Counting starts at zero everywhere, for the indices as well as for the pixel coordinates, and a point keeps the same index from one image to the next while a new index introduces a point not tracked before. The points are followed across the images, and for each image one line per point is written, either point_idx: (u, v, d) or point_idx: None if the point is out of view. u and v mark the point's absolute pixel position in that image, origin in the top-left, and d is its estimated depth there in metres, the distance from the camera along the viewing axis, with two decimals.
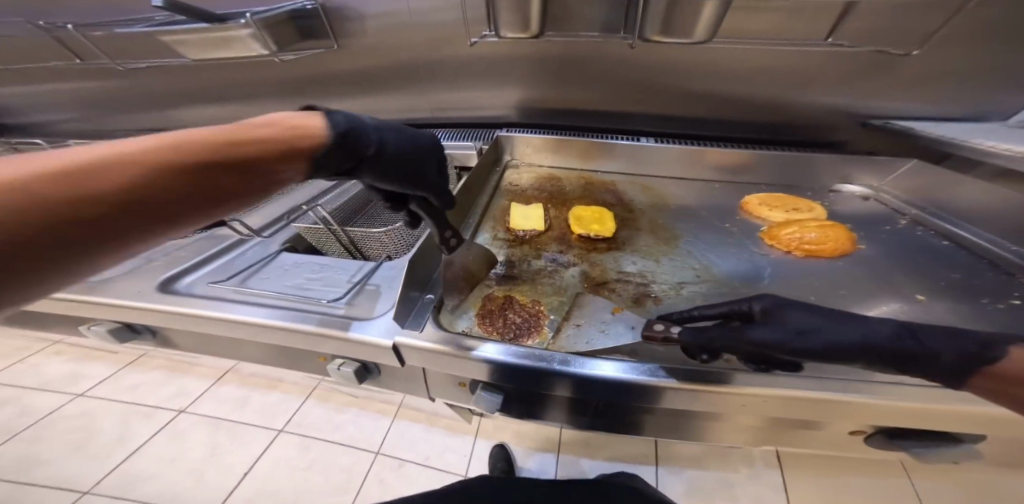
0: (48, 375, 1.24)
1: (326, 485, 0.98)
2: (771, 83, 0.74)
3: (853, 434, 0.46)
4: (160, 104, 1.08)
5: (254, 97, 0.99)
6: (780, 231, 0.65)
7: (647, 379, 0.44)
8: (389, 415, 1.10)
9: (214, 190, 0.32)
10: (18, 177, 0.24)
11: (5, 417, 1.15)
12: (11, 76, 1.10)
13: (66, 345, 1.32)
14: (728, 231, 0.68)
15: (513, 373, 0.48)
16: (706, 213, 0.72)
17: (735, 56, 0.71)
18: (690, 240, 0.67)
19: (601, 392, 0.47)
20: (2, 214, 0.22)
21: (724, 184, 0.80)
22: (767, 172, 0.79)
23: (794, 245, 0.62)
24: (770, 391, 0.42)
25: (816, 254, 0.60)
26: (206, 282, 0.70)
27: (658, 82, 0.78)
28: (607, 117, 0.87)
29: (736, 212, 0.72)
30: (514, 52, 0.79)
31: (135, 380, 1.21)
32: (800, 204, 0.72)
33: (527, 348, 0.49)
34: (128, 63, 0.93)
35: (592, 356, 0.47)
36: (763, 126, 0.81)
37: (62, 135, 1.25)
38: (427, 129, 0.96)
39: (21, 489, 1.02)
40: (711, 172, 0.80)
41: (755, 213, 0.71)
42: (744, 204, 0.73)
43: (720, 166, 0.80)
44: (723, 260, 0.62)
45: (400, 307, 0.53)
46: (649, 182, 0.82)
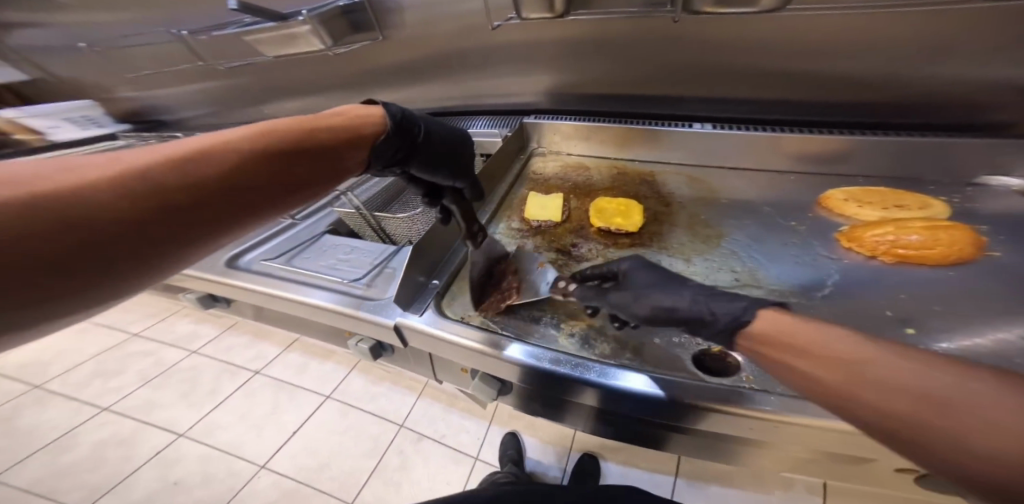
0: (176, 333, 1.56)
1: (358, 451, 1.14)
2: (847, 56, 0.61)
3: (903, 472, 0.41)
4: (250, 101, 1.23)
5: (314, 90, 1.08)
6: (865, 232, 0.54)
7: (679, 395, 0.43)
8: (415, 392, 1.26)
9: (290, 175, 0.38)
10: (156, 161, 0.29)
11: (147, 364, 1.45)
12: (143, 83, 1.34)
13: (190, 308, 1.66)
14: (793, 230, 0.59)
15: (544, 377, 0.49)
16: (768, 208, 0.63)
17: (801, 25, 0.60)
18: (738, 238, 0.59)
19: (624, 403, 0.47)
20: (143, 189, 0.28)
21: (802, 175, 0.69)
22: (869, 161, 0.65)
23: (882, 249, 0.51)
24: (821, 423, 0.38)
25: (913, 261, 0.49)
26: (260, 259, 0.78)
27: (708, 61, 0.69)
28: (649, 102, 0.80)
29: (812, 208, 0.62)
30: (545, 35, 0.76)
31: (231, 342, 1.51)
32: (906, 201, 0.59)
33: (552, 352, 0.50)
34: (227, 63, 1.06)
35: (619, 366, 0.47)
36: (855, 106, 0.67)
37: (177, 129, 1.49)
38: (461, 116, 0.97)
39: (141, 428, 1.26)
40: (790, 161, 0.69)
41: (836, 210, 0.60)
42: (823, 200, 0.63)
43: (802, 154, 0.68)
44: (780, 265, 0.53)
45: (402, 290, 0.59)
46: (699, 173, 0.74)
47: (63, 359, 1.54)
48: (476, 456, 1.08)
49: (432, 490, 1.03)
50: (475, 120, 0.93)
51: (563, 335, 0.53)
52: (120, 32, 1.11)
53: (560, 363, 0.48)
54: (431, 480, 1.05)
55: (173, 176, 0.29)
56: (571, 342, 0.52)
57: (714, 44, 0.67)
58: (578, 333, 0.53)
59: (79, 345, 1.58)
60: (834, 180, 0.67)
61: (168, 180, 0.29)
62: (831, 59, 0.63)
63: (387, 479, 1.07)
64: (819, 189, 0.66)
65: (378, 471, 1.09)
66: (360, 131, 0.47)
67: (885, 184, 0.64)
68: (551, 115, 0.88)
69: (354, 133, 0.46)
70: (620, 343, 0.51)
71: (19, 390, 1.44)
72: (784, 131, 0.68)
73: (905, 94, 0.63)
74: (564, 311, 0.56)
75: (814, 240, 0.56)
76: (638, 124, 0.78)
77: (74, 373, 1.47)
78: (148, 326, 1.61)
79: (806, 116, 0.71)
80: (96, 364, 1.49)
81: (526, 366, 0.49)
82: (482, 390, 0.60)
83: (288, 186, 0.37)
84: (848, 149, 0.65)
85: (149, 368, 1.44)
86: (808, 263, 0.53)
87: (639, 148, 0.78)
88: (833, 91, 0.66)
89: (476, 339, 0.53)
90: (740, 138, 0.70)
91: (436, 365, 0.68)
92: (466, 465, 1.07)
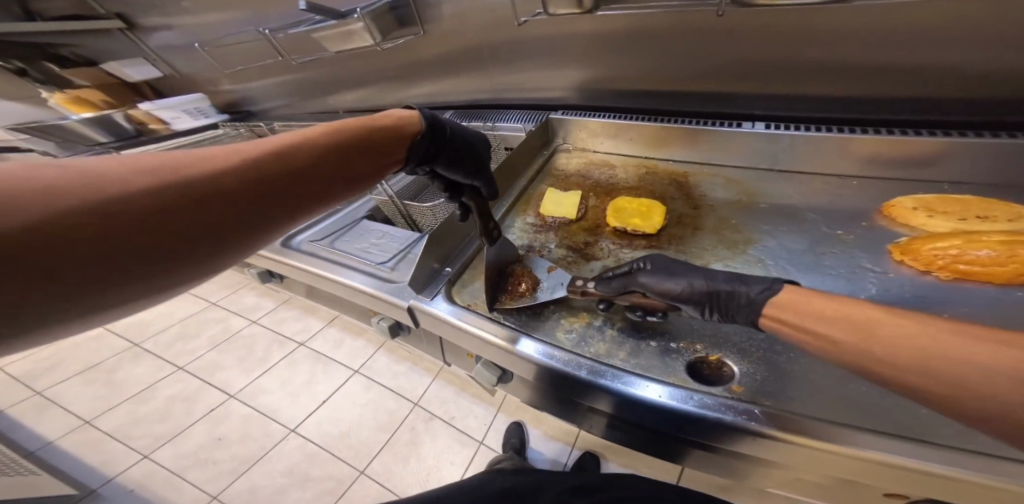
0: (243, 304, 1.77)
1: (374, 424, 1.22)
2: (916, 47, 0.54)
3: (891, 496, 0.38)
4: (313, 93, 1.37)
5: (365, 83, 1.18)
6: (924, 245, 0.48)
7: (696, 411, 0.39)
8: (431, 374, 1.32)
9: (308, 193, 0.34)
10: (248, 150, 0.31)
11: (217, 330, 1.67)
12: (234, 77, 1.56)
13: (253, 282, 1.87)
14: (838, 240, 0.53)
15: (549, 374, 0.48)
16: (812, 215, 0.57)
17: (862, 15, 0.53)
18: (768, 246, 0.55)
19: (637, 411, 0.44)
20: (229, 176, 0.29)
21: (864, 180, 0.61)
22: (948, 168, 0.56)
23: (941, 263, 0.46)
24: (844, 451, 0.34)
25: (977, 277, 0.43)
26: (308, 240, 0.86)
27: (748, 55, 0.65)
28: (683, 99, 0.76)
29: (870, 217, 0.55)
30: (577, 29, 0.75)
31: (284, 314, 1.68)
32: (995, 210, 0.49)
33: (561, 351, 0.48)
34: (296, 58, 1.19)
35: (633, 373, 0.44)
36: (925, 104, 0.59)
37: (258, 118, 1.69)
38: (491, 109, 1.00)
39: (205, 386, 1.45)
40: (849, 165, 0.61)
41: (899, 219, 0.53)
42: (886, 208, 0.55)
43: (866, 159, 0.59)
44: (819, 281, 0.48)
45: (418, 275, 0.61)
46: (740, 176, 0.68)
47: (158, 320, 1.80)
48: (481, 440, 1.12)
49: (437, 468, 1.08)
50: (506, 114, 0.95)
51: (562, 330, 0.52)
52: (218, 34, 1.29)
53: (571, 365, 0.47)
54: (437, 458, 1.11)
55: (174, 192, 0.26)
56: (569, 338, 0.51)
57: (759, 37, 0.62)
58: (577, 330, 0.52)
59: (170, 309, 1.84)
60: (902, 186, 0.58)
61: (168, 198, 0.25)
62: (900, 52, 0.55)
63: (397, 452, 1.14)
64: (882, 197, 0.57)
65: (389, 445, 1.16)
66: (391, 138, 0.45)
67: (965, 193, 0.55)
68: (580, 112, 0.87)
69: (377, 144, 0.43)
70: (618, 344, 0.49)
71: (122, 345, 1.70)
72: (856, 131, 0.59)
73: (990, 90, 0.54)
74: (566, 308, 0.55)
75: (859, 252, 0.51)
76: (675, 122, 0.74)
77: (164, 334, 1.71)
78: (222, 296, 1.84)
79: (867, 115, 0.64)
80: (182, 327, 1.73)
81: (537, 363, 0.48)
82: (484, 378, 0.60)
83: (316, 198, 0.35)
84: (923, 154, 0.56)
85: (217, 335, 1.65)
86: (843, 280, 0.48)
87: (671, 147, 0.74)
88: (897, 87, 0.59)
89: (489, 331, 0.53)
90: (789, 140, 0.63)
91: (444, 348, 0.70)
92: (470, 449, 1.11)
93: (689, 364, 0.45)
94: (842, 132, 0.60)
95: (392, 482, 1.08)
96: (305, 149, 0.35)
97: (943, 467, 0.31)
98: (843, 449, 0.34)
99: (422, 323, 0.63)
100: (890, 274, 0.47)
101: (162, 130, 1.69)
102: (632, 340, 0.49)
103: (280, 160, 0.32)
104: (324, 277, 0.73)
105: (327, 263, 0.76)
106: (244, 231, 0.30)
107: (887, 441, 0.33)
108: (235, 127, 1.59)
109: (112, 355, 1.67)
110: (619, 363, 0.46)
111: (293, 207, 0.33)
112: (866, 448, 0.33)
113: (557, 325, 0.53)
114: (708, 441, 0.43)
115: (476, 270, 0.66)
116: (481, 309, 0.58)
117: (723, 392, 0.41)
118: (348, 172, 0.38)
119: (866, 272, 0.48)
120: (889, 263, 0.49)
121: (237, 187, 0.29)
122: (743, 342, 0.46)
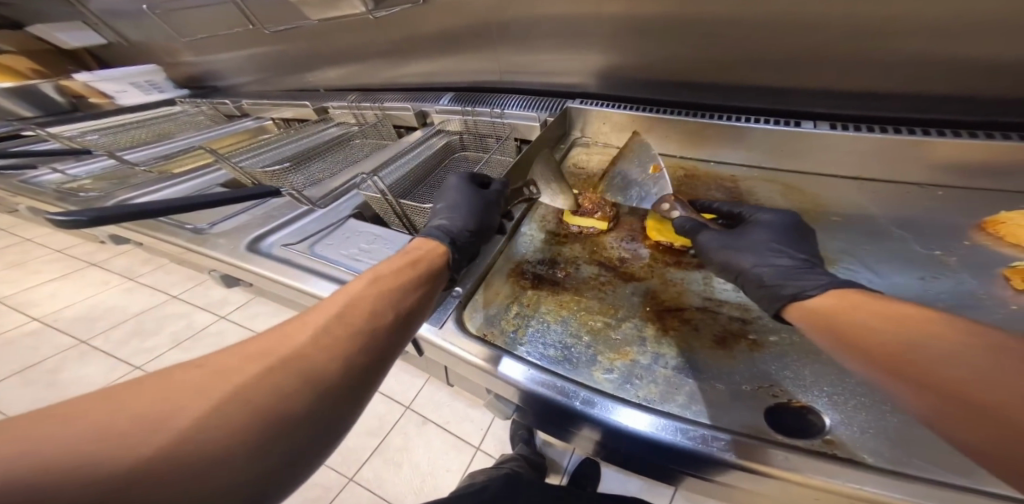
0: (210, 298, 1.60)
1: (363, 428, 1.12)
2: (1018, 38, 0.46)
3: None
4: (290, 68, 1.22)
5: (352, 58, 1.05)
6: None
7: (691, 445, 0.37)
8: (423, 376, 1.21)
9: (374, 346, 0.38)
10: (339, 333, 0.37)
11: (181, 326, 1.49)
12: (193, 48, 1.37)
13: None
14: (939, 260, 0.49)
15: (538, 401, 0.45)
16: (898, 232, 0.53)
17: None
18: (849, 265, 0.52)
19: (626, 442, 0.42)
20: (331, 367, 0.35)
21: (948, 189, 0.57)
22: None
23: None
24: (846, 489, 0.32)
25: None
26: (282, 243, 0.75)
27: (793, 49, 0.58)
28: (715, 94, 0.69)
29: (953, 235, 0.51)
30: (607, 6, 0.65)
31: (257, 310, 1.53)
32: None
33: (552, 377, 0.45)
34: (268, 27, 1.04)
35: (618, 400, 0.42)
36: (1014, 101, 0.51)
37: (224, 95, 1.51)
38: (496, 94, 0.90)
39: None
40: (919, 171, 0.57)
41: (1008, 237, 0.49)
42: (989, 223, 0.51)
43: (939, 164, 0.56)
44: (892, 275, 0.49)
45: None
46: (793, 180, 0.64)
47: (110, 313, 1.60)
48: (478, 445, 1.04)
49: (432, 476, 0.99)
50: (512, 101, 0.85)
51: (599, 370, 0.47)
52: None
53: (562, 392, 0.44)
54: (431, 464, 1.01)
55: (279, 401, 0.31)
56: (610, 380, 0.45)
57: (813, 28, 0.55)
58: (618, 370, 0.46)
59: (125, 302, 1.64)
60: (972, 195, 0.55)
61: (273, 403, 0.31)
62: (979, 50, 0.49)
63: (389, 458, 1.04)
64: (954, 211, 0.54)
65: (380, 450, 1.06)
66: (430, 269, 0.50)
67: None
68: (599, 102, 0.79)
69: (423, 277, 0.48)
70: (673, 386, 0.44)
71: (67, 342, 1.50)
72: (930, 133, 0.55)
73: None
74: (603, 342, 0.50)
75: (963, 276, 0.47)
76: (711, 117, 0.69)
77: (117, 330, 1.52)
78: (185, 289, 1.66)
79: (934, 113, 0.57)
80: (137, 322, 1.53)
81: (526, 389, 0.45)
82: (494, 404, 0.57)
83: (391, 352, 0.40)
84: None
85: (181, 331, 1.48)
86: (916, 292, 0.46)
87: (714, 146, 0.70)
88: (975, 85, 0.52)
89: (473, 354, 0.49)
90: (848, 144, 0.59)
91: (446, 377, 0.62)
92: (466, 454, 1.02)
93: (770, 410, 0.40)
94: (916, 134, 0.55)
95: (384, 489, 0.98)
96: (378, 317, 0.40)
97: (895, 496, 0.31)
98: (814, 481, 0.33)
99: (425, 351, 0.57)
100: (1020, 310, 0.42)
101: (108, 105, 1.48)
102: (692, 380, 0.44)
103: (344, 321, 0.38)
104: (304, 291, 0.63)
105: (307, 273, 0.66)
106: (323, 399, 0.33)
107: (890, 479, 0.32)
108: (196, 105, 1.41)
109: (56, 353, 1.47)
110: (676, 410, 0.42)
111: (357, 353, 0.37)
112: (832, 475, 0.33)
113: (593, 363, 0.48)
114: (704, 475, 0.40)
115: (491, 291, 0.60)
116: (494, 341, 0.52)
117: (809, 446, 0.36)
118: (381, 333, 0.39)
119: (979, 302, 0.44)
120: (1006, 292, 0.44)
121: (309, 358, 0.34)
122: (819, 378, 0.41)
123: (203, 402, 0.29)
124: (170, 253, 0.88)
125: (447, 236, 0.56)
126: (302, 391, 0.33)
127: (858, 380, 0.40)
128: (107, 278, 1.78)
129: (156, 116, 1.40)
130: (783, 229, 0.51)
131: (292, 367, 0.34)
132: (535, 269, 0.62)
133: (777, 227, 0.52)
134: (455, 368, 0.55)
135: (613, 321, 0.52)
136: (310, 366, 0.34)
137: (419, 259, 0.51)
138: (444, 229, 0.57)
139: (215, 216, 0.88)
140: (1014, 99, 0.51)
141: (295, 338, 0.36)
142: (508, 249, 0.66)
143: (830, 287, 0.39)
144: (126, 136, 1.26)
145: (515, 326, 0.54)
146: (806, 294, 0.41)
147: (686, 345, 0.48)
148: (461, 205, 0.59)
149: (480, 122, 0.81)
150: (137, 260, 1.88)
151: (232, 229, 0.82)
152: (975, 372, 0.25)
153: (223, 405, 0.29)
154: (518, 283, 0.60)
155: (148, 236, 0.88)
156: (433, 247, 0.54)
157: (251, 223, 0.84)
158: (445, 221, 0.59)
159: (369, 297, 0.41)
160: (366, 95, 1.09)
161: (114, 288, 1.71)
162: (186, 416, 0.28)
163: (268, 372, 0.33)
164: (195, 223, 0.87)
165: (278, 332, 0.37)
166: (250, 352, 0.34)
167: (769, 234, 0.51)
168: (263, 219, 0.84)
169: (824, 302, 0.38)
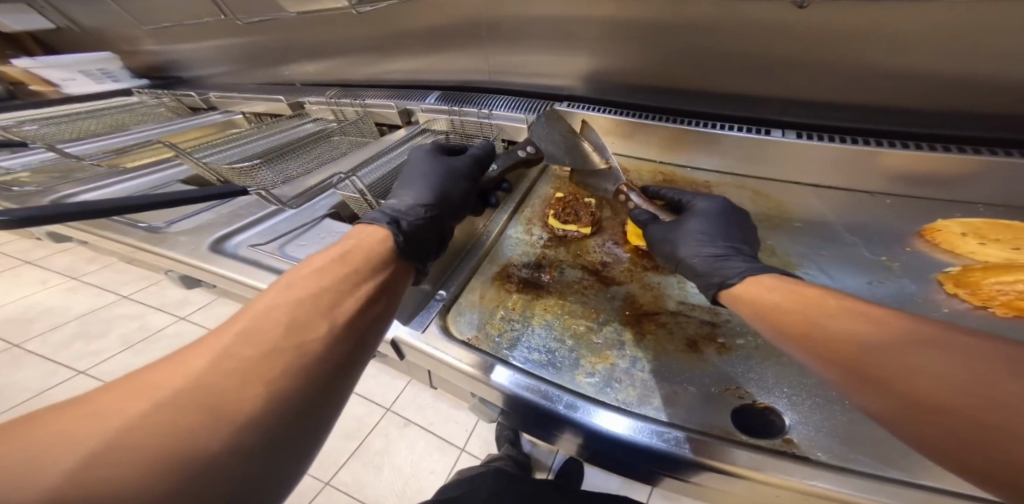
0: (168, 298, 1.48)
1: (340, 431, 1.07)
2: (951, 60, 0.52)
3: None
4: (266, 60, 1.17)
5: (336, 52, 1.02)
6: (979, 279, 0.48)
7: (675, 449, 0.38)
8: (405, 378, 1.17)
9: (309, 353, 0.32)
10: (261, 343, 0.31)
11: (132, 328, 1.37)
12: (157, 37, 1.29)
13: None
14: (886, 265, 0.53)
15: (522, 405, 0.45)
16: (850, 237, 0.57)
17: (908, 20, 0.50)
18: (812, 265, 0.55)
19: (605, 445, 0.42)
20: (256, 381, 0.29)
21: (896, 198, 0.62)
22: (958, 186, 0.58)
23: (998, 298, 0.45)
24: (799, 483, 0.33)
25: None
26: (249, 244, 0.71)
27: (762, 60, 0.62)
28: (693, 100, 0.73)
29: (900, 241, 0.56)
30: (594, 11, 0.68)
31: (223, 311, 1.43)
32: None
33: (536, 382, 0.45)
34: (245, 17, 1.00)
35: (598, 404, 0.42)
36: (950, 116, 0.57)
37: (190, 86, 1.42)
38: (483, 94, 0.91)
39: None
40: (872, 181, 0.62)
41: (942, 244, 0.54)
42: (927, 231, 0.56)
43: (889, 175, 0.61)
44: (846, 277, 0.52)
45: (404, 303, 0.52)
46: (761, 186, 0.69)
47: (47, 316, 1.44)
48: (462, 447, 1.01)
49: (414, 479, 0.95)
50: (498, 101, 0.86)
51: (582, 373, 0.47)
52: None
53: (546, 397, 0.43)
54: (413, 467, 0.98)
55: (193, 432, 0.26)
56: (592, 384, 0.45)
57: (780, 41, 0.59)
58: (600, 374, 0.46)
59: (65, 303, 1.48)
60: (913, 203, 0.61)
61: (185, 433, 0.26)
62: (919, 69, 0.54)
63: (367, 462, 1.00)
64: (903, 219, 0.59)
65: (358, 453, 1.01)
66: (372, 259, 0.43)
67: (967, 215, 0.57)
68: (584, 105, 0.81)
69: (363, 271, 0.40)
70: (649, 389, 0.44)
71: None
72: (883, 145, 0.59)
73: (1001, 109, 0.54)
74: (585, 345, 0.50)
75: (904, 280, 0.51)
76: (689, 123, 0.72)
77: (56, 333, 1.37)
78: (137, 289, 1.52)
79: (883, 125, 0.62)
80: (80, 324, 1.40)
81: (510, 394, 0.45)
82: (477, 408, 0.56)
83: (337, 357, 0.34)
84: (958, 173, 0.57)
85: (132, 333, 1.35)
86: (868, 293, 0.50)
87: (690, 152, 0.73)
88: (922, 100, 0.57)
89: (456, 358, 0.48)
90: (811, 152, 0.63)
91: (428, 382, 0.60)
92: (451, 456, 0.99)
93: (737, 410, 0.41)
94: (869, 145, 0.60)
95: (364, 493, 0.94)
96: (310, 319, 0.34)
97: (844, 491, 0.32)
98: (776, 479, 0.34)
99: (405, 356, 0.55)
100: (952, 311, 0.46)
101: (53, 93, 1.36)
102: (668, 383, 0.45)
103: (256, 340, 0.31)
104: None
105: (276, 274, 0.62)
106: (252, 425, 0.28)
107: (837, 474, 0.33)
108: (159, 96, 1.32)
109: None
110: (653, 412, 0.42)
111: (287, 363, 0.31)
112: (791, 473, 0.34)
113: (576, 367, 0.48)
114: (679, 476, 0.41)
115: (475, 294, 0.59)
116: (478, 346, 0.51)
117: (770, 445, 0.37)
118: (318, 340, 0.33)
119: (919, 304, 0.48)
120: (941, 295, 0.48)
121: (220, 385, 0.28)
122: (782, 379, 0.43)
123: (75, 450, 0.23)
124: (120, 252, 0.81)
125: (390, 215, 0.49)
126: (215, 423, 0.27)
127: (817, 378, 0.42)
128: (43, 278, 1.61)
129: (111, 106, 1.31)
130: (715, 216, 0.53)
131: (198, 398, 0.27)
132: (520, 272, 0.62)
133: (709, 214, 0.54)
134: (434, 370, 0.53)
135: (595, 325, 0.53)
136: (223, 395, 0.28)
137: (353, 252, 0.42)
138: (393, 210, 0.51)
139: (174, 214, 0.82)
140: (949, 113, 0.57)
141: (193, 366, 0.29)
142: (493, 252, 0.66)
143: (748, 274, 0.42)
144: (73, 125, 1.15)
145: (500, 330, 0.53)
146: (730, 282, 0.43)
147: (665, 348, 0.49)
148: (416, 187, 0.55)
149: (466, 122, 0.81)
150: (81, 258, 1.71)
151: (193, 227, 0.77)
152: (909, 374, 0.26)
153: (115, 448, 0.24)
154: (504, 283, 0.60)
155: (94, 235, 0.80)
156: (381, 232, 0.46)
157: (216, 221, 0.79)
158: (397, 203, 0.53)
159: (289, 305, 0.34)
160: (347, 91, 1.06)
161: (52, 288, 1.55)
162: (63, 464, 0.22)
163: (167, 402, 0.27)
164: (150, 220, 0.81)
165: (176, 360, 0.30)
166: (140, 387, 0.28)
167: (704, 222, 0.53)
168: (231, 217, 0.79)
169: (741, 288, 0.41)
